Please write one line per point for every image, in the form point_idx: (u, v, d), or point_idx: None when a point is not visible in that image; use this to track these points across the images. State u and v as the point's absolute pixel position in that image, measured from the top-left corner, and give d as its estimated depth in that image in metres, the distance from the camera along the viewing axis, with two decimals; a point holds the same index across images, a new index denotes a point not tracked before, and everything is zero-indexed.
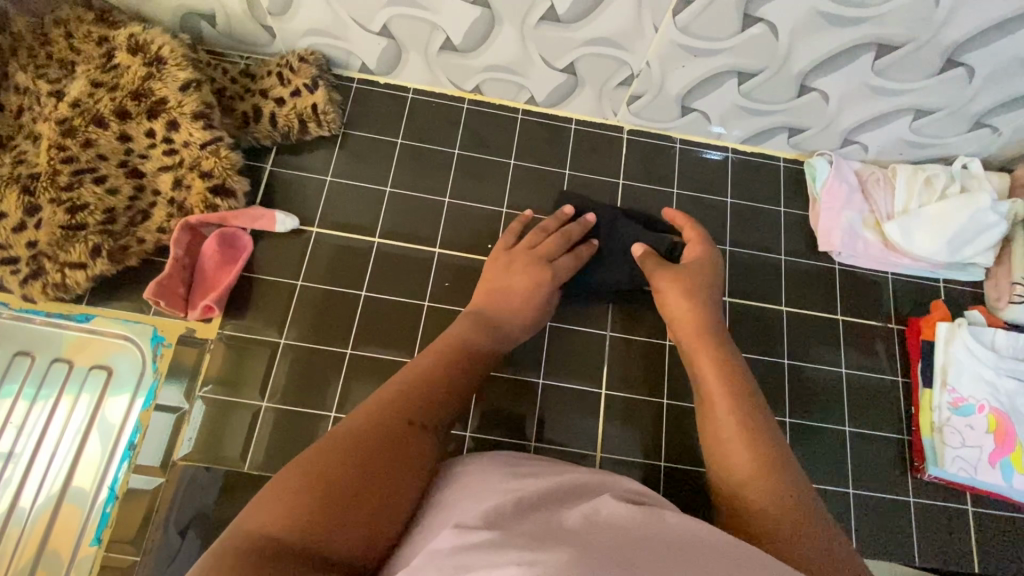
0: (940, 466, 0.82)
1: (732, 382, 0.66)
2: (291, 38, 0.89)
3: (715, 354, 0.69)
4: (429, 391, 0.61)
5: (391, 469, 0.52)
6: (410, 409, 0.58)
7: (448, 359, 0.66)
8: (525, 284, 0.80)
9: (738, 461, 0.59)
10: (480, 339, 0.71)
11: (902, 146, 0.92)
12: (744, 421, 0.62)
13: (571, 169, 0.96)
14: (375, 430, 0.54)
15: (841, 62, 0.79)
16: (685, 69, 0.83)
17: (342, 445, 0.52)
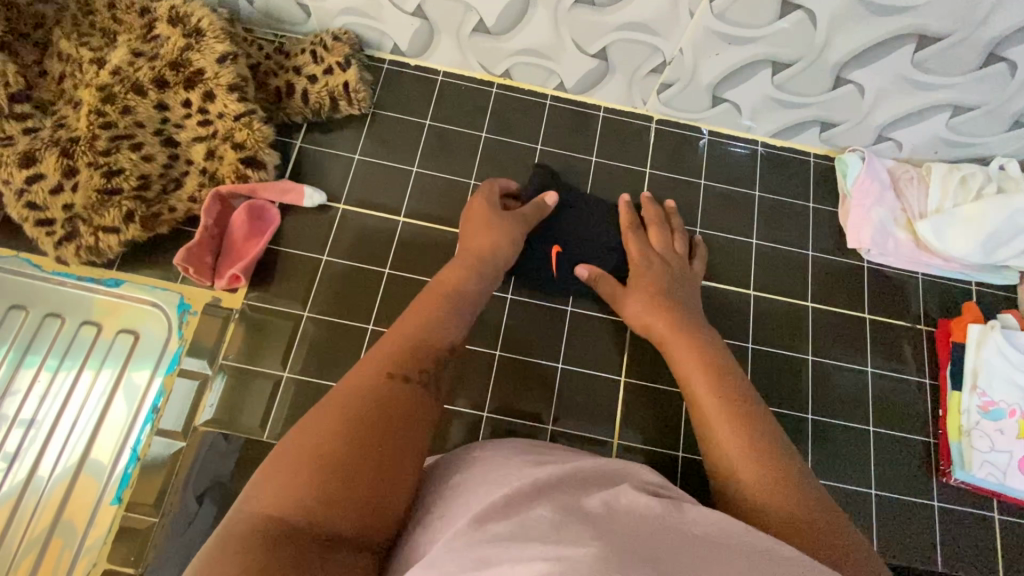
0: (967, 470, 0.80)
1: (716, 381, 0.65)
2: (325, 17, 0.90)
3: (703, 355, 0.69)
4: (413, 344, 0.62)
5: (381, 429, 0.52)
6: (387, 363, 0.58)
7: (430, 315, 0.67)
8: (504, 244, 0.78)
9: (747, 472, 0.56)
10: (468, 296, 0.71)
11: (937, 144, 0.91)
12: (725, 409, 0.62)
13: (598, 157, 0.96)
14: (358, 391, 0.55)
15: (879, 55, 0.78)
16: (719, 57, 0.83)
17: (329, 415, 0.52)
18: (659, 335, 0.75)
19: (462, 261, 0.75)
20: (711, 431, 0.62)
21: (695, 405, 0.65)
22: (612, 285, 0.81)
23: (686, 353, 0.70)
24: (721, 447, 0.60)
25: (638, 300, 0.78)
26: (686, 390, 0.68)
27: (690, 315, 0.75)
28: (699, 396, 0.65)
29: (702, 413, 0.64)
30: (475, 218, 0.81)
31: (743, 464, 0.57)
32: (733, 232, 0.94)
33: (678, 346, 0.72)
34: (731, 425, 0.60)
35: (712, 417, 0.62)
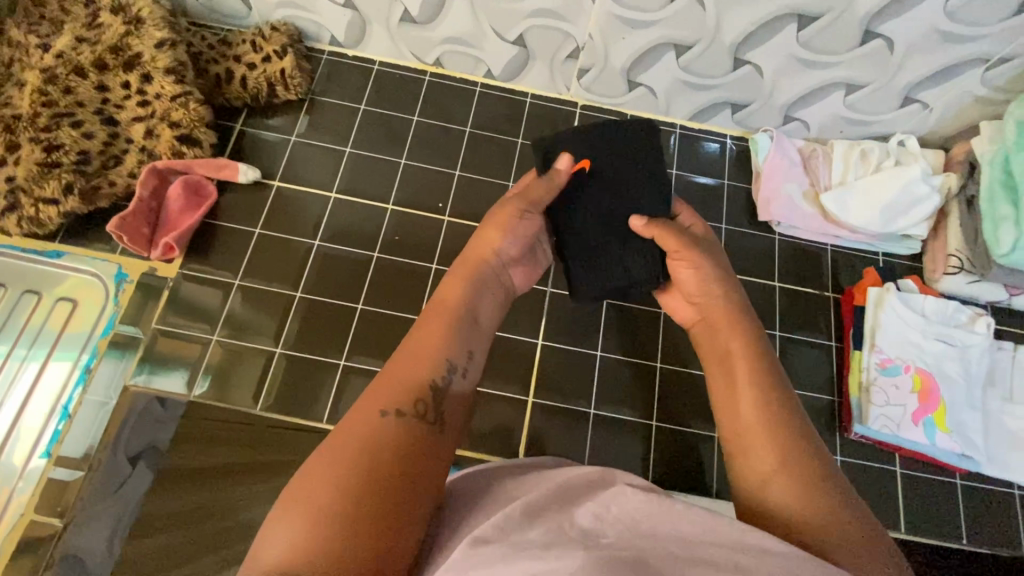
0: (865, 424, 0.83)
1: (761, 378, 0.56)
2: (265, 10, 0.97)
3: (749, 348, 0.59)
4: (412, 371, 0.54)
5: (381, 482, 0.46)
6: (387, 399, 0.51)
7: (436, 328, 0.58)
8: (500, 235, 0.67)
9: (789, 492, 0.49)
10: (472, 303, 0.62)
11: (841, 122, 0.96)
12: (762, 406, 0.54)
13: (523, 138, 1.01)
14: (354, 438, 0.48)
15: (767, 35, 0.84)
16: (626, 41, 0.89)
17: (332, 461, 0.46)
18: (706, 319, 0.64)
19: (461, 268, 0.65)
20: (739, 426, 0.54)
21: (735, 403, 0.55)
22: (674, 245, 0.66)
23: (724, 336, 0.61)
24: (758, 457, 0.52)
25: (677, 268, 0.67)
26: (725, 381, 0.57)
27: (734, 294, 0.64)
28: (743, 394, 0.55)
29: (743, 416, 0.54)
30: (497, 216, 0.68)
31: (773, 471, 0.50)
32: None
33: (718, 335, 0.62)
34: (774, 433, 0.52)
35: (744, 410, 0.54)
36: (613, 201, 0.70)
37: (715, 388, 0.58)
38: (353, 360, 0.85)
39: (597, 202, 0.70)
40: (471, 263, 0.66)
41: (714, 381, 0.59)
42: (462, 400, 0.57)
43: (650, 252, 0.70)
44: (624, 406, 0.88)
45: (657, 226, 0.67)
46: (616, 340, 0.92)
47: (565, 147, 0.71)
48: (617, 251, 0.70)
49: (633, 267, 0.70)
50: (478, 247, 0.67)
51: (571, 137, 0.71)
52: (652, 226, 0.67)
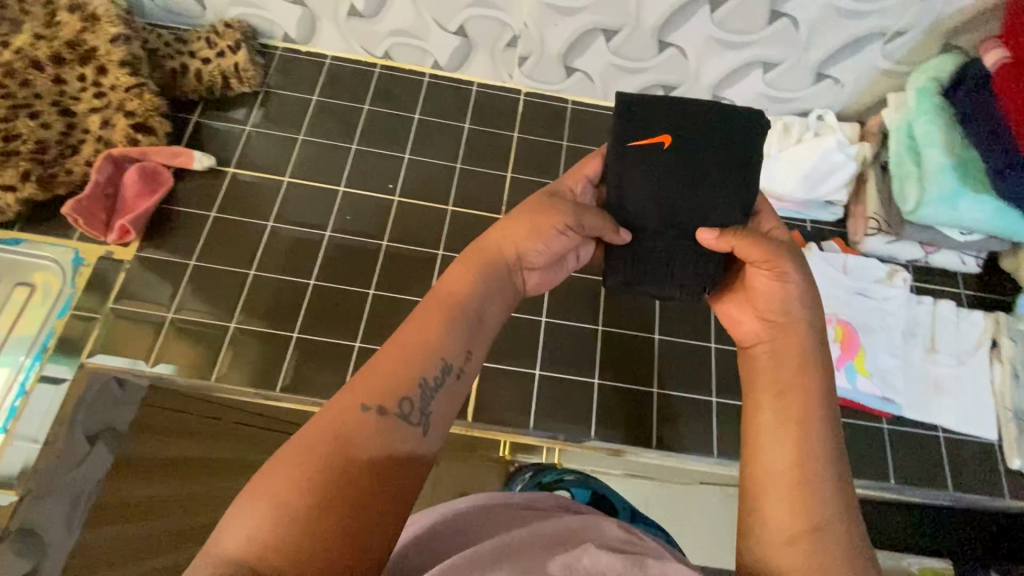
0: None
1: (797, 434, 0.57)
2: (220, 9, 1.02)
3: (786, 401, 0.59)
4: (404, 365, 0.54)
5: (360, 481, 0.47)
6: (372, 394, 0.51)
7: (431, 327, 0.56)
8: (525, 232, 0.65)
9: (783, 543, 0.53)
10: (472, 300, 0.60)
11: (765, 101, 1.03)
12: (799, 474, 0.55)
13: (470, 123, 1.07)
14: (334, 429, 0.49)
15: (685, 16, 0.91)
16: (558, 28, 0.96)
17: (311, 450, 0.47)
18: (757, 358, 0.64)
19: (472, 255, 0.64)
20: (760, 471, 0.57)
21: (757, 457, 0.58)
22: (761, 254, 0.63)
23: (788, 371, 0.61)
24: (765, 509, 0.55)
25: (755, 277, 0.64)
26: (753, 431, 0.60)
27: (813, 329, 0.63)
28: (769, 448, 0.57)
29: (762, 471, 0.57)
30: (525, 209, 0.67)
31: (796, 528, 0.53)
32: None
33: (761, 383, 0.62)
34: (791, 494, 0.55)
35: (787, 458, 0.56)
36: (683, 186, 0.68)
37: (764, 426, 0.58)
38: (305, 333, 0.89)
39: (664, 184, 0.68)
40: (484, 254, 0.64)
41: (765, 419, 0.59)
42: (453, 400, 0.56)
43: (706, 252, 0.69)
44: (570, 367, 0.92)
45: (733, 232, 0.64)
46: (562, 306, 0.96)
47: (646, 118, 0.69)
48: (666, 246, 0.70)
49: (676, 263, 0.70)
50: (498, 237, 0.65)
51: (660, 107, 0.69)
52: (723, 239, 0.65)
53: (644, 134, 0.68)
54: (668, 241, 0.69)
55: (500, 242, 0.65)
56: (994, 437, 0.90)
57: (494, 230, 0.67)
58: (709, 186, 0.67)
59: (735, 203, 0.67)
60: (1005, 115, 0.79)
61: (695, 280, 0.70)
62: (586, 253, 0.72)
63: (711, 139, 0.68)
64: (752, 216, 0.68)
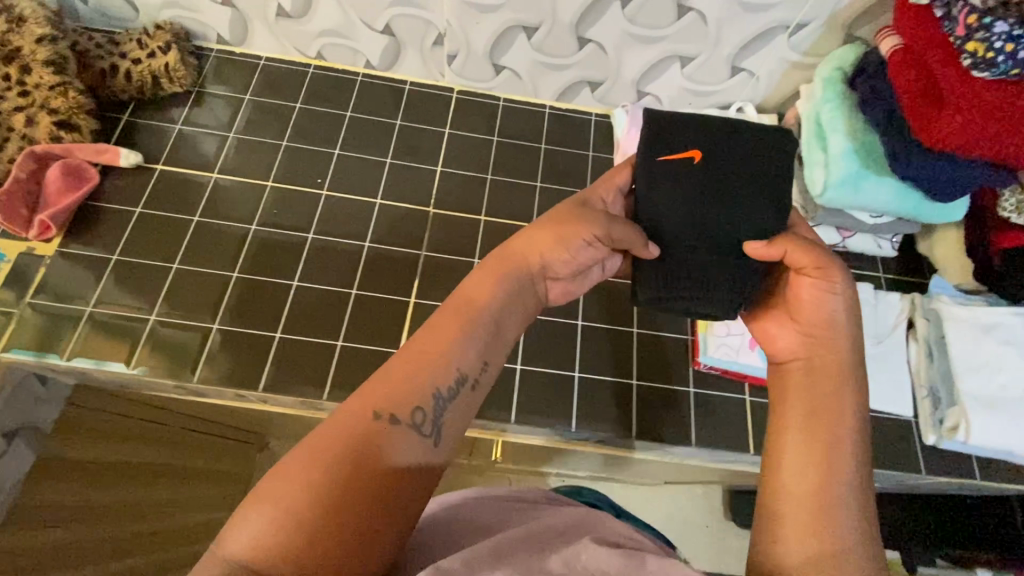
0: (708, 354, 0.89)
1: (817, 448, 0.57)
2: (153, 12, 1.04)
3: (814, 419, 0.59)
4: (419, 373, 0.56)
5: (359, 487, 0.48)
6: (381, 402, 0.53)
7: (447, 342, 0.58)
8: (551, 242, 0.66)
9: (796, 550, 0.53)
10: (491, 312, 0.61)
11: (687, 94, 1.07)
12: (825, 488, 0.55)
13: (401, 120, 1.09)
14: (345, 437, 0.50)
15: (599, 12, 0.94)
16: (480, 25, 0.99)
17: (323, 457, 0.49)
18: (783, 373, 0.64)
19: (496, 261, 0.65)
20: (785, 483, 0.56)
21: (780, 467, 0.57)
22: (811, 261, 0.64)
23: (824, 391, 0.60)
24: (783, 520, 0.54)
25: (800, 285, 0.64)
26: (777, 443, 0.59)
27: (852, 345, 0.63)
28: (791, 459, 0.57)
29: (784, 481, 0.56)
30: (553, 217, 0.68)
31: (815, 549, 0.52)
32: (519, 176, 1.07)
33: (788, 400, 0.61)
34: (811, 509, 0.54)
35: (810, 477, 0.56)
36: (717, 200, 0.68)
37: (790, 445, 0.58)
38: (226, 323, 0.88)
39: (697, 198, 0.68)
40: (510, 266, 0.65)
41: (793, 436, 0.58)
42: (464, 409, 0.58)
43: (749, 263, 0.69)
44: None
45: (784, 239, 0.65)
46: None
47: (672, 135, 0.69)
48: (701, 261, 0.70)
49: (715, 279, 0.70)
50: (526, 247, 0.66)
51: (688, 123, 0.69)
52: (774, 246, 0.65)
53: (670, 150, 0.68)
54: (704, 258, 0.69)
55: (529, 252, 0.66)
56: (910, 413, 0.92)
57: (521, 239, 0.67)
58: (742, 201, 0.67)
59: (772, 214, 0.67)
60: (898, 100, 0.81)
61: (733, 295, 0.70)
62: (610, 263, 0.72)
63: (744, 151, 0.68)
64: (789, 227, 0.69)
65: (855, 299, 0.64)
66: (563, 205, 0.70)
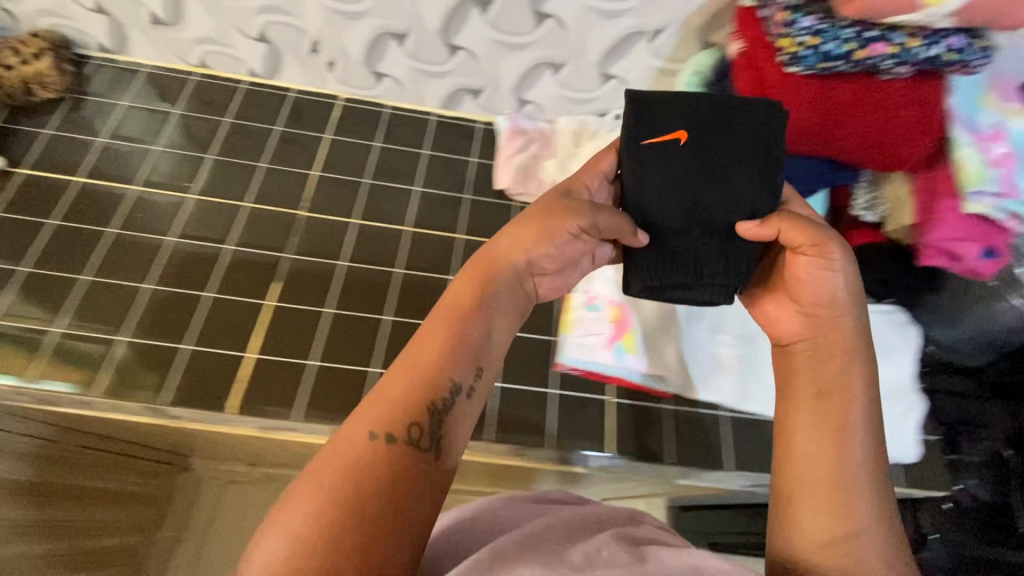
0: (568, 355, 0.88)
1: (829, 438, 0.58)
2: (30, 20, 1.05)
3: (821, 408, 0.60)
4: (410, 381, 0.55)
5: (379, 505, 0.48)
6: (380, 421, 0.52)
7: (432, 350, 0.57)
8: (532, 240, 0.65)
9: (812, 532, 0.56)
10: (473, 317, 0.60)
11: (566, 102, 1.08)
12: (836, 477, 0.56)
13: (281, 126, 1.09)
14: (344, 456, 0.50)
15: (462, 19, 0.96)
16: (350, 32, 0.99)
17: (321, 476, 0.49)
18: (789, 361, 0.65)
19: (474, 267, 0.64)
20: (792, 472, 0.58)
21: (788, 459, 0.59)
22: (807, 238, 0.61)
23: (831, 370, 0.61)
24: (793, 509, 0.57)
25: (798, 264, 0.63)
26: (785, 433, 0.61)
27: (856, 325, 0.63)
28: (798, 450, 0.59)
29: (791, 472, 0.58)
30: (532, 214, 0.66)
31: (831, 533, 0.55)
32: (397, 181, 1.07)
33: (795, 388, 0.62)
34: (822, 499, 0.56)
35: (823, 461, 0.57)
36: (704, 182, 0.67)
37: (802, 429, 0.59)
38: (67, 325, 0.86)
39: (681, 182, 0.67)
40: (490, 269, 0.64)
41: (803, 420, 0.60)
42: (465, 417, 0.57)
43: (741, 243, 0.68)
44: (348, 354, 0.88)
45: (777, 216, 0.63)
46: (352, 295, 0.94)
47: (656, 117, 0.68)
48: (690, 249, 0.69)
49: (706, 264, 0.69)
50: (506, 249, 0.65)
51: (671, 103, 0.67)
52: (768, 225, 0.63)
53: (661, 131, 0.67)
54: (696, 241, 0.69)
55: (510, 251, 0.65)
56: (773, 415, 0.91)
57: (504, 237, 0.66)
58: (732, 182, 0.67)
59: (764, 192, 0.66)
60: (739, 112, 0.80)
61: (728, 279, 0.69)
62: (602, 253, 0.70)
63: (738, 129, 0.66)
64: (781, 202, 0.67)
65: (855, 271, 0.62)
66: (544, 196, 0.68)
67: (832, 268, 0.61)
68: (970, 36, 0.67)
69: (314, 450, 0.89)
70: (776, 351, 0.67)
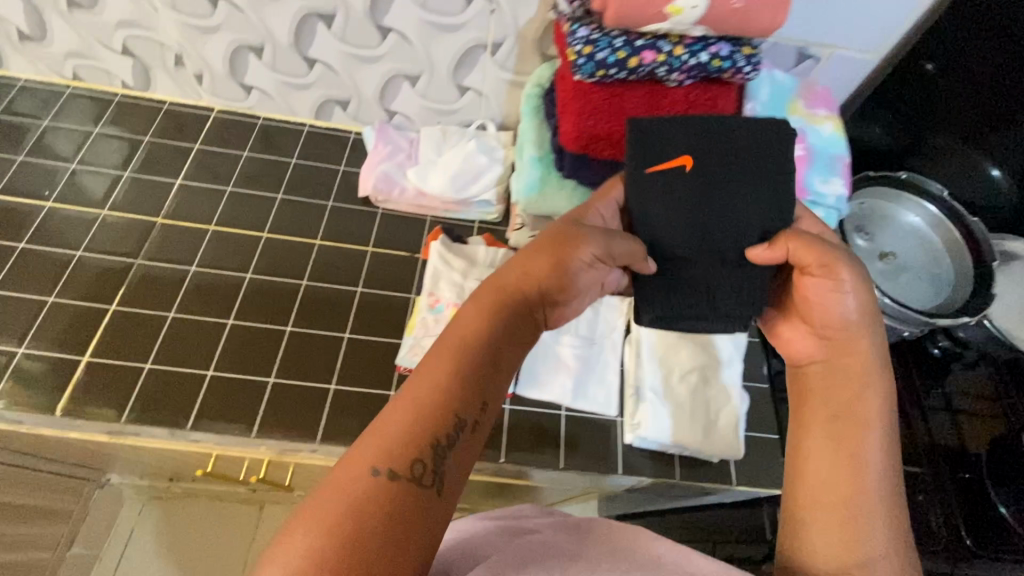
0: (406, 357, 0.92)
1: (842, 464, 0.57)
2: None
3: (837, 433, 0.59)
4: (418, 412, 0.49)
5: (383, 541, 0.43)
6: (382, 453, 0.47)
7: (445, 377, 0.52)
8: (551, 263, 0.61)
9: (821, 554, 0.55)
10: (488, 345, 0.55)
11: (430, 112, 1.12)
12: (847, 501, 0.56)
13: (152, 137, 1.13)
14: (342, 492, 0.44)
15: (310, 33, 0.99)
16: (208, 45, 1.03)
17: (323, 515, 0.43)
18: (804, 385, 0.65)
19: (489, 291, 0.60)
20: (807, 495, 0.58)
21: (802, 479, 0.59)
22: (815, 258, 0.63)
23: (845, 394, 0.61)
24: (806, 530, 0.57)
25: (805, 285, 0.65)
26: (800, 455, 0.61)
27: (874, 346, 0.62)
28: (810, 473, 0.59)
29: (805, 495, 0.59)
30: (549, 237, 0.63)
31: (844, 559, 0.54)
32: (261, 190, 1.10)
33: (807, 411, 0.63)
34: (833, 522, 0.56)
35: (838, 487, 0.57)
36: (715, 208, 0.68)
37: (815, 455, 0.59)
38: None
39: (690, 210, 0.69)
40: (504, 293, 0.60)
41: (816, 444, 0.60)
42: (467, 454, 0.50)
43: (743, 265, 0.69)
44: (188, 356, 0.92)
45: (784, 237, 0.65)
46: (200, 299, 0.97)
47: (661, 145, 0.70)
48: (704, 274, 0.70)
49: (720, 289, 0.70)
50: (519, 273, 0.61)
51: (671, 130, 0.69)
52: (777, 248, 0.65)
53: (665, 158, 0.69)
54: (705, 264, 0.70)
55: (524, 273, 0.61)
56: (615, 413, 0.93)
57: (519, 260, 0.63)
58: (741, 208, 0.68)
59: (776, 216, 0.68)
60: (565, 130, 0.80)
61: (741, 307, 0.70)
62: (609, 280, 0.68)
63: (746, 156, 0.68)
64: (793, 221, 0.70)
65: (868, 293, 0.63)
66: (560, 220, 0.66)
67: (841, 290, 0.62)
68: (735, 44, 0.72)
69: (154, 448, 0.91)
70: (791, 372, 0.68)
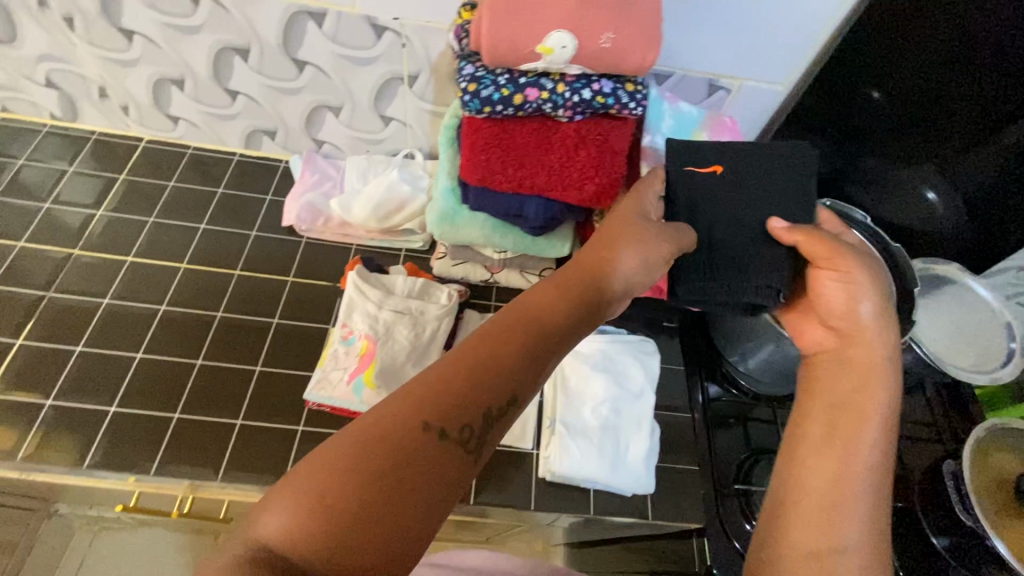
0: (313, 391, 0.90)
1: (836, 451, 0.55)
2: None
3: (834, 423, 0.57)
4: (479, 373, 0.48)
5: (416, 484, 0.42)
6: (434, 404, 0.45)
7: (515, 345, 0.50)
8: (628, 249, 0.60)
9: (800, 538, 0.52)
10: (556, 327, 0.54)
11: (357, 142, 1.12)
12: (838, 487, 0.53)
13: (76, 168, 1.12)
14: (391, 429, 0.43)
15: (228, 66, 1.00)
16: (130, 78, 1.04)
17: (366, 443, 0.42)
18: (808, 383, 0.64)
19: (574, 268, 0.59)
20: (797, 479, 0.55)
21: (792, 466, 0.57)
22: (824, 251, 0.64)
23: (847, 387, 0.59)
24: (790, 512, 0.54)
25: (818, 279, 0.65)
26: (793, 442, 0.59)
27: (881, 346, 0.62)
28: (803, 458, 0.56)
29: (797, 479, 0.55)
30: (624, 220, 0.64)
31: (817, 544, 0.51)
32: (184, 220, 1.09)
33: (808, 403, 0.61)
34: (819, 506, 0.52)
35: (827, 471, 0.54)
36: (748, 209, 0.69)
37: (807, 440, 0.57)
38: None
39: (726, 212, 0.68)
40: (581, 271, 0.59)
41: (811, 431, 0.58)
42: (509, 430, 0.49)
43: (766, 259, 0.67)
44: (90, 392, 0.90)
45: (800, 228, 0.65)
46: (111, 332, 0.96)
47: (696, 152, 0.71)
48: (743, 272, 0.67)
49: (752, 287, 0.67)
50: (597, 254, 0.60)
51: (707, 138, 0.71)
52: (792, 234, 0.65)
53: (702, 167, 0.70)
54: (740, 257, 0.67)
55: (601, 252, 0.61)
56: (531, 446, 0.92)
57: (598, 240, 0.62)
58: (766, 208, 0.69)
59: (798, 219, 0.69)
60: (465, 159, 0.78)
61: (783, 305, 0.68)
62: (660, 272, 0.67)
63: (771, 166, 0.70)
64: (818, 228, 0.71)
65: (877, 288, 0.64)
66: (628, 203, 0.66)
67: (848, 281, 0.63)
68: (617, 81, 0.74)
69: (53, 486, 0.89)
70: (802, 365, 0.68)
